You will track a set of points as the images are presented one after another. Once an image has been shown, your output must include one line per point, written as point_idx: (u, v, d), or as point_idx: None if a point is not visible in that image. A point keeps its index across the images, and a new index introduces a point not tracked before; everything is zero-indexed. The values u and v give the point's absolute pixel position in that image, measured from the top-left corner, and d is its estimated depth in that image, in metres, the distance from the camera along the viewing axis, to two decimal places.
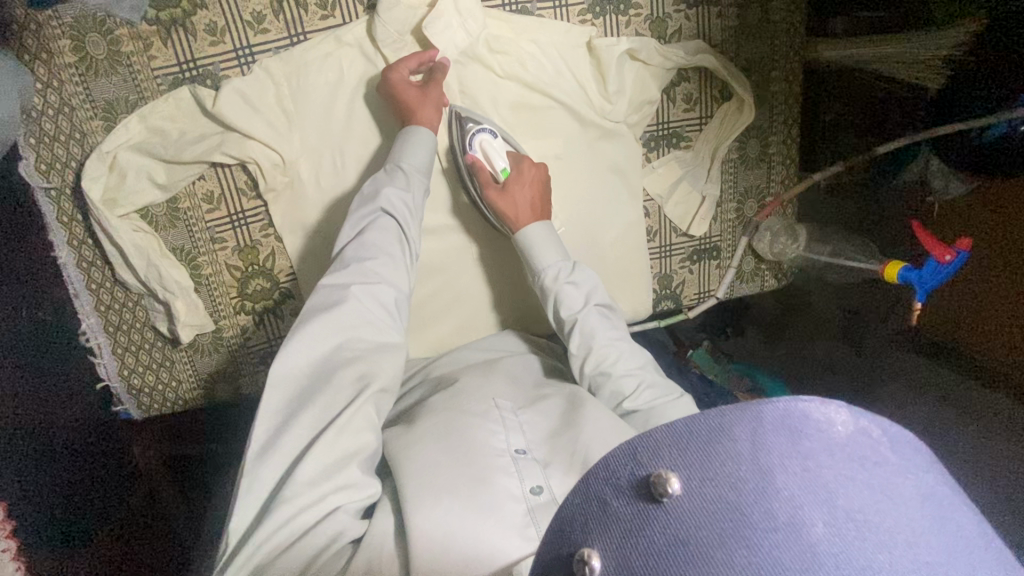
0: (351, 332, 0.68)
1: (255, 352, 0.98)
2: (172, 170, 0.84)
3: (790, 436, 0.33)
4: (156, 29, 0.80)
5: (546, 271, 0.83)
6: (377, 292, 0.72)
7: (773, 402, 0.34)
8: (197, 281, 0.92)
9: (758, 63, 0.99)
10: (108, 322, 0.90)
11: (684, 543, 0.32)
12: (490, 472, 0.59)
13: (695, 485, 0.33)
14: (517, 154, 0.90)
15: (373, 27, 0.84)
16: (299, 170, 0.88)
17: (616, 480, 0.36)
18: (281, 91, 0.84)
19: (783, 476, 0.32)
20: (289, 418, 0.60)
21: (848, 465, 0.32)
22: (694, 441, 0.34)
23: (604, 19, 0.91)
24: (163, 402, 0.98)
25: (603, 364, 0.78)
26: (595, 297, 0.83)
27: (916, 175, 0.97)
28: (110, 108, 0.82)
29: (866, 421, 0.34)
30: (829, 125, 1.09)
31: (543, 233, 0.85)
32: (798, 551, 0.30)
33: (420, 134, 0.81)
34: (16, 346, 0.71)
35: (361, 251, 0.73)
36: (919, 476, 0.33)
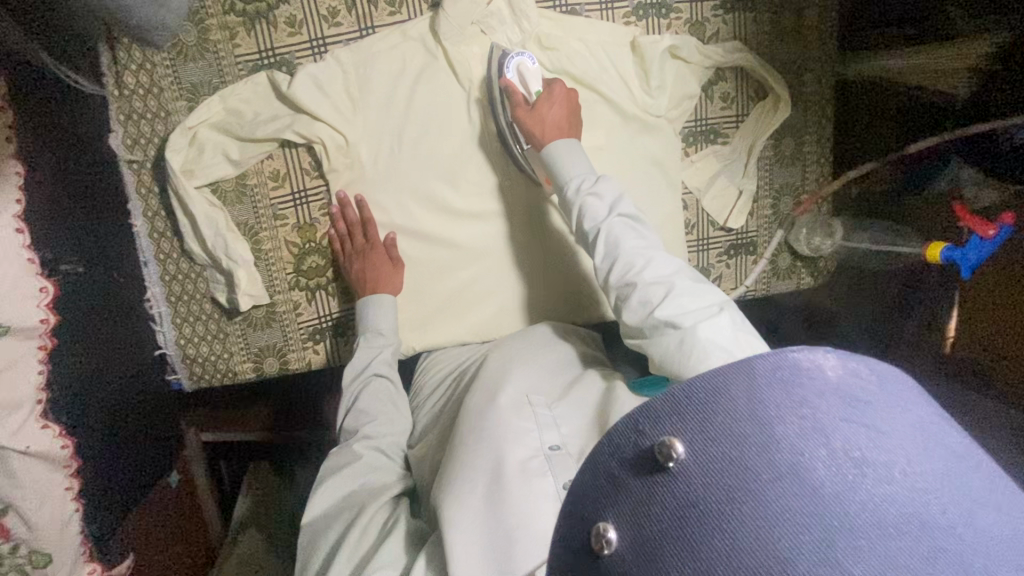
0: (363, 474, 0.77)
1: (305, 329, 1.01)
2: (244, 148, 0.91)
3: (785, 387, 0.40)
4: (242, 20, 0.88)
5: (571, 182, 0.82)
6: (378, 444, 0.82)
7: (765, 356, 0.41)
8: (257, 256, 0.96)
9: (792, 65, 1.04)
10: (171, 292, 0.95)
11: (695, 505, 0.38)
12: (524, 474, 0.65)
13: (697, 445, 0.39)
14: (549, 82, 0.91)
15: (435, 22, 0.91)
16: (360, 153, 0.94)
17: (621, 456, 0.42)
18: (348, 78, 0.91)
19: (781, 426, 0.38)
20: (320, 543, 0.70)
21: (841, 410, 0.38)
22: (691, 405, 0.40)
23: (647, 22, 0.98)
24: (213, 374, 0.99)
25: (630, 271, 0.74)
26: (621, 208, 0.79)
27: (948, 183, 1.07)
28: (194, 90, 0.89)
29: (853, 364, 0.41)
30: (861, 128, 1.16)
31: (570, 147, 0.85)
32: (803, 495, 0.36)
33: (386, 304, 0.93)
34: (85, 316, 0.76)
35: (358, 419, 0.84)
36: (905, 410, 0.39)
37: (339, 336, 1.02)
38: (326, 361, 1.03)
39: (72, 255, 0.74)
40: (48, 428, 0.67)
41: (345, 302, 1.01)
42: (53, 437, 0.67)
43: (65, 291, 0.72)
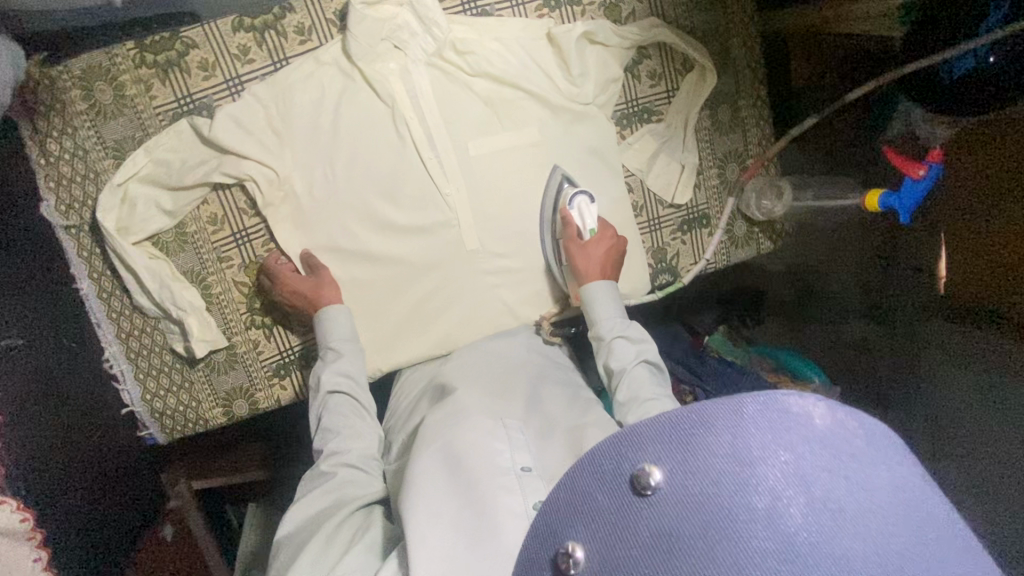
0: (337, 492, 0.75)
1: (269, 366, 1.01)
2: (177, 197, 0.91)
3: (772, 428, 0.40)
4: (154, 71, 0.88)
5: (603, 325, 0.90)
6: (350, 458, 0.80)
7: (755, 397, 0.41)
8: (208, 301, 0.97)
9: (715, 32, 1.03)
10: (129, 348, 0.96)
11: (667, 535, 0.39)
12: (493, 494, 0.65)
13: (677, 476, 0.40)
14: (605, 222, 0.99)
15: (346, 44, 0.91)
16: (293, 185, 0.94)
17: (599, 478, 0.42)
18: (269, 113, 0.91)
19: (765, 467, 0.39)
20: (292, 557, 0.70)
21: (825, 459, 0.39)
22: (677, 436, 0.41)
23: (560, 11, 0.98)
24: (184, 423, 1.00)
25: (646, 414, 0.78)
26: (646, 355, 0.88)
27: (903, 126, 1.10)
28: (119, 147, 0.89)
29: (843, 416, 0.42)
30: (806, 80, 1.22)
31: (607, 292, 0.93)
32: (777, 538, 0.37)
33: (340, 311, 0.92)
34: (36, 386, 0.77)
35: (327, 435, 0.82)
36: (890, 467, 0.41)
37: (303, 368, 1.02)
38: (295, 395, 1.03)
39: (14, 328, 0.75)
40: (4, 503, 0.65)
41: (304, 334, 1.01)
42: (12, 510, 0.65)
43: (7, 364, 0.73)
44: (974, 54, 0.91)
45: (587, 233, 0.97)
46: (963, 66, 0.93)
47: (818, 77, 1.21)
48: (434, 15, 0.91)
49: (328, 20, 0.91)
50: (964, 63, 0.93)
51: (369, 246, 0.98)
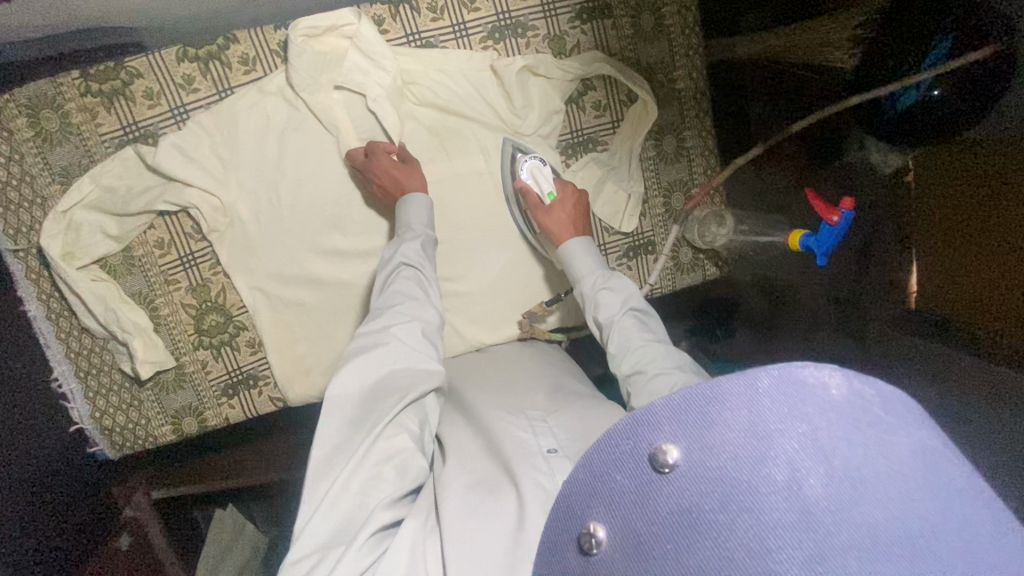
0: (395, 364, 0.77)
1: (217, 385, 1.03)
2: (124, 223, 0.94)
3: (787, 398, 0.41)
4: (100, 100, 0.90)
5: (586, 282, 0.91)
6: (413, 329, 0.80)
7: (768, 370, 0.42)
8: (157, 323, 0.99)
9: (659, 66, 1.05)
10: (78, 368, 0.98)
11: (688, 512, 0.41)
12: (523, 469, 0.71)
13: (695, 454, 0.41)
14: (563, 180, 1.01)
15: (289, 76, 0.93)
16: (238, 211, 0.96)
17: (616, 458, 0.45)
18: (214, 141, 0.93)
19: (780, 441, 0.40)
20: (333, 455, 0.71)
21: (842, 427, 0.39)
22: (692, 414, 0.42)
23: (505, 43, 0.99)
24: (133, 440, 1.02)
25: (640, 364, 0.82)
26: (632, 303, 0.88)
27: (858, 153, 1.18)
28: (66, 173, 0.92)
29: (859, 384, 0.41)
30: (762, 107, 1.25)
31: (581, 248, 0.93)
32: (797, 510, 0.38)
33: (418, 198, 0.92)
34: None
35: (391, 299, 0.83)
36: (907, 432, 0.41)
37: (251, 387, 1.04)
38: (243, 414, 1.05)
39: None
40: None
41: (252, 354, 1.03)
42: None
43: None
44: (918, 87, 0.97)
45: (545, 197, 0.99)
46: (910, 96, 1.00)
47: (775, 105, 1.23)
48: (375, 48, 0.93)
49: (272, 51, 0.93)
50: (910, 93, 0.99)
51: (315, 270, 1.00)
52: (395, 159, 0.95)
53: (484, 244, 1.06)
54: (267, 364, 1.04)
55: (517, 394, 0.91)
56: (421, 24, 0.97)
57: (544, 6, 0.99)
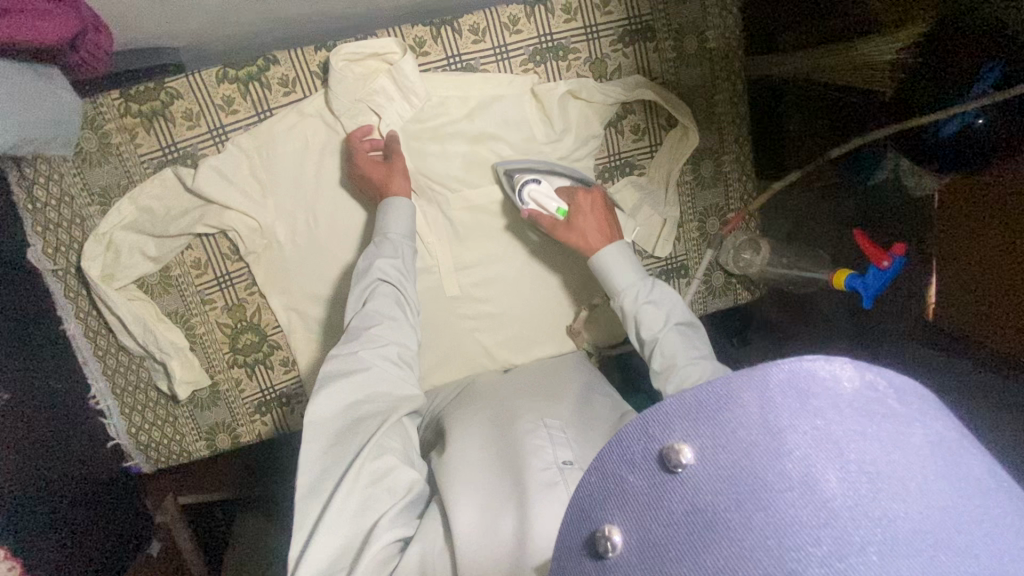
0: (371, 389, 0.76)
1: (250, 403, 1.04)
2: (162, 244, 0.94)
3: (798, 395, 0.36)
4: (139, 120, 0.89)
5: (626, 294, 0.85)
6: (391, 352, 0.79)
7: (778, 365, 0.37)
8: (193, 341, 0.99)
9: (701, 90, 1.03)
10: (115, 385, 0.99)
11: (701, 511, 0.37)
12: (535, 484, 0.69)
13: (707, 452, 0.37)
14: (569, 189, 0.93)
15: (329, 98, 0.92)
16: (276, 233, 0.96)
17: (629, 458, 0.40)
18: (253, 163, 0.93)
19: (793, 436, 0.36)
20: (325, 470, 0.70)
21: (857, 421, 0.35)
22: (704, 411, 0.38)
23: (545, 66, 0.98)
24: (169, 454, 1.04)
25: (687, 381, 0.76)
26: (676, 317, 0.83)
27: (891, 173, 1.11)
28: (104, 194, 0.91)
29: (873, 375, 0.37)
30: (797, 121, 1.22)
31: (617, 255, 0.87)
32: (814, 507, 0.34)
33: (399, 204, 0.89)
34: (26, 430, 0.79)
35: (367, 320, 0.80)
36: (927, 423, 0.36)
37: (283, 406, 1.05)
38: (275, 431, 1.06)
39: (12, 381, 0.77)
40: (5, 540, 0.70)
41: (285, 373, 1.04)
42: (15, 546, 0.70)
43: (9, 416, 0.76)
44: (962, 117, 0.96)
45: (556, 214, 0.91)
46: (954, 126, 0.97)
47: (811, 119, 1.21)
48: (413, 79, 0.92)
49: (312, 73, 0.92)
50: (954, 123, 0.97)
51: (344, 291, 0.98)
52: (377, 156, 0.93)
53: (517, 267, 1.06)
54: (299, 383, 1.04)
55: (524, 400, 0.89)
56: (462, 46, 0.95)
57: (587, 29, 0.97)
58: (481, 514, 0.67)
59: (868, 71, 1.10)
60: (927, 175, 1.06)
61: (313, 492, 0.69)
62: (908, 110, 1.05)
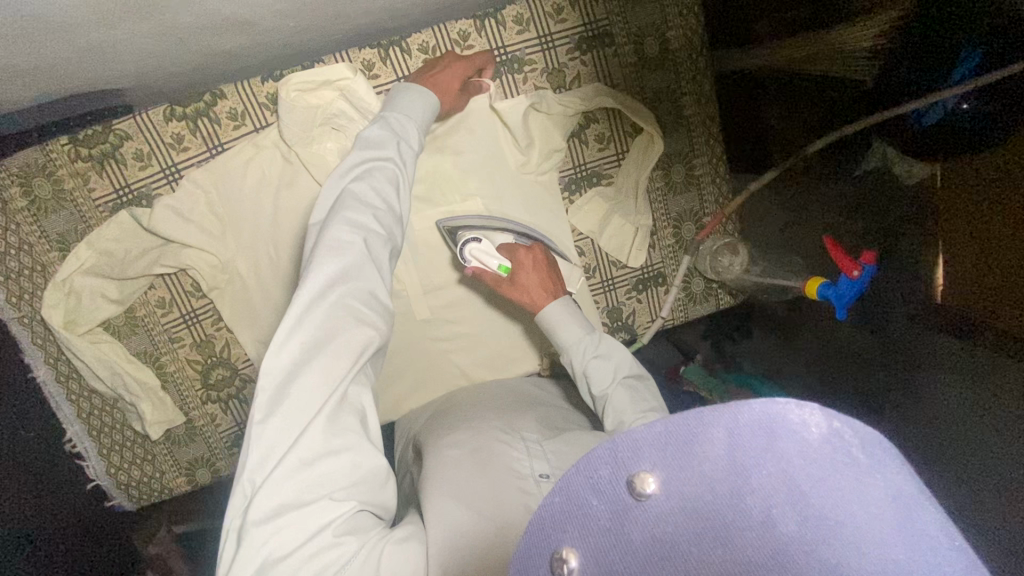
0: (352, 311, 0.64)
1: (227, 436, 1.04)
2: (124, 286, 0.93)
3: (765, 437, 0.35)
4: (91, 164, 0.89)
5: (574, 351, 0.82)
6: (374, 279, 0.67)
7: (751, 404, 0.35)
8: (164, 380, 0.99)
9: (665, 93, 1.00)
10: (92, 427, 0.98)
11: (662, 543, 0.35)
12: (510, 488, 0.65)
13: (674, 485, 0.35)
14: (510, 245, 0.91)
15: (282, 129, 0.90)
16: (238, 267, 0.95)
17: (595, 482, 0.37)
18: (210, 198, 0.91)
19: (758, 476, 0.35)
20: (290, 383, 0.59)
21: (820, 467, 0.34)
22: (676, 441, 0.36)
23: (501, 81, 0.96)
24: (149, 492, 1.03)
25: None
26: (625, 370, 0.80)
27: (877, 163, 1.04)
28: (63, 240, 0.91)
29: (839, 423, 0.35)
30: (775, 112, 1.15)
31: (563, 312, 0.84)
32: (769, 548, 0.33)
33: (425, 111, 0.84)
34: None
35: (351, 230, 0.67)
36: (886, 475, 0.35)
37: None
38: None
39: None
40: None
41: None
42: None
43: None
44: (946, 100, 0.87)
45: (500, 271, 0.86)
46: (931, 118, 0.91)
47: (790, 113, 1.14)
48: (369, 102, 0.90)
49: (262, 105, 0.91)
50: (932, 113, 0.90)
51: None
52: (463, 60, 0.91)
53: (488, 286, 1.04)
54: None
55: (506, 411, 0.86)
56: (413, 66, 0.93)
57: (541, 39, 0.94)
58: (457, 517, 0.62)
59: (847, 58, 1.01)
60: (914, 161, 0.99)
61: (278, 401, 0.58)
62: (885, 98, 0.97)
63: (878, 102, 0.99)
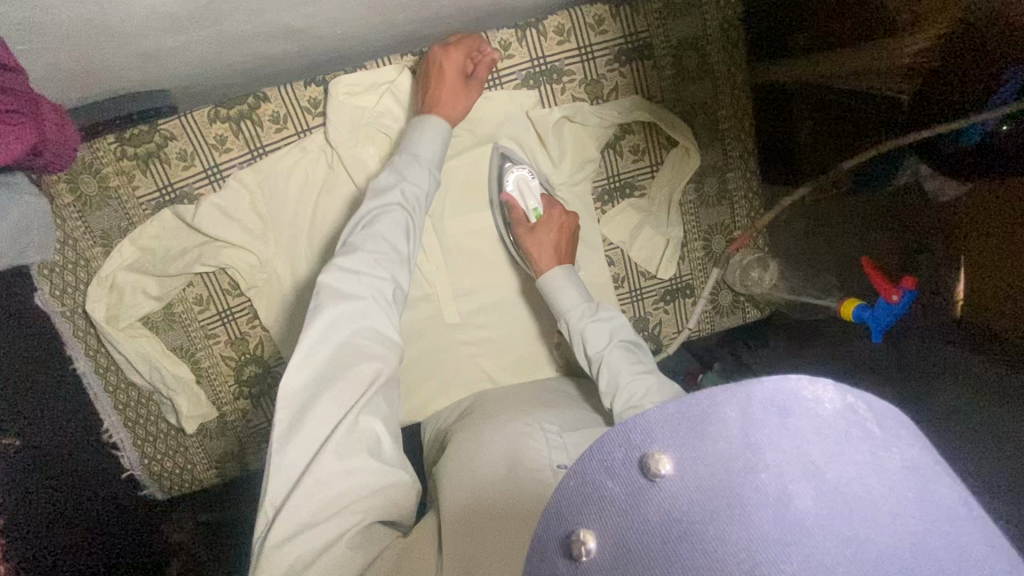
0: (361, 342, 0.68)
1: (257, 431, 1.06)
2: (164, 283, 0.95)
3: (780, 412, 0.36)
4: (135, 163, 0.91)
5: (571, 314, 0.83)
6: (385, 305, 0.71)
7: (762, 381, 0.36)
8: (198, 374, 1.01)
9: (702, 106, 1.00)
10: (127, 417, 1.01)
11: (676, 520, 0.35)
12: (523, 480, 0.64)
13: (686, 463, 0.36)
14: (552, 199, 0.93)
15: (327, 132, 0.91)
16: (276, 267, 0.96)
17: (608, 465, 0.38)
18: (254, 198, 0.93)
19: (774, 452, 0.35)
20: (304, 413, 0.62)
21: (836, 441, 0.35)
22: (687, 422, 0.36)
23: (539, 90, 0.96)
24: (180, 483, 1.07)
25: (633, 399, 0.74)
26: (621, 334, 0.81)
27: (910, 178, 1.03)
28: (107, 236, 0.93)
29: (852, 397, 0.36)
30: (808, 127, 1.16)
31: (563, 279, 0.86)
32: (788, 524, 0.33)
33: (437, 128, 0.83)
34: (42, 474, 0.81)
35: (364, 262, 0.71)
36: (902, 447, 0.36)
37: None
38: None
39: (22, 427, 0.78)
40: None
41: None
42: None
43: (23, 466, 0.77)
44: (984, 122, 0.87)
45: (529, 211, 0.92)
46: (976, 134, 0.89)
47: (823, 128, 1.14)
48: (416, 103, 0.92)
49: (303, 108, 0.92)
50: (976, 130, 0.89)
51: None
52: (467, 72, 0.88)
53: (516, 291, 1.05)
54: None
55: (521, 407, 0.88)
56: None
57: (581, 50, 0.95)
58: (466, 508, 0.64)
59: (890, 69, 0.98)
60: (948, 178, 0.96)
61: (293, 430, 0.62)
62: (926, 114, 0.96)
63: (919, 120, 0.98)
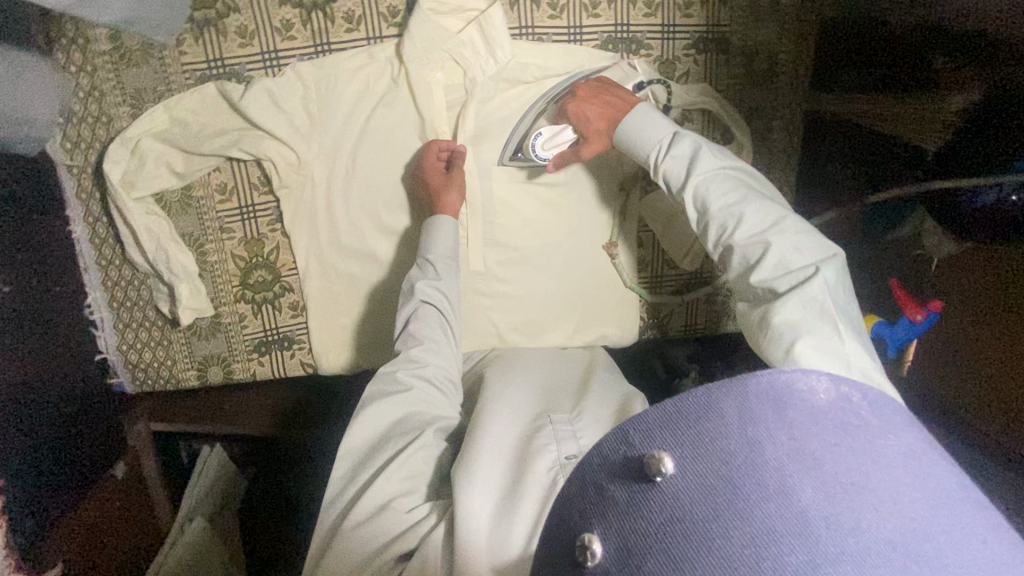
0: (411, 409, 0.75)
1: (250, 341, 1.00)
2: (190, 161, 0.89)
3: (775, 405, 0.41)
4: (189, 27, 0.85)
5: (652, 148, 0.79)
6: (427, 373, 0.78)
7: (756, 376, 0.43)
8: (203, 267, 0.95)
9: (760, 110, 1.03)
10: (113, 297, 0.94)
11: (680, 518, 0.39)
12: (535, 480, 0.65)
13: (686, 462, 0.41)
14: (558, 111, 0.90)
15: (400, 46, 0.88)
16: (313, 172, 0.92)
17: (610, 465, 0.43)
18: (308, 95, 0.88)
19: (771, 447, 0.40)
20: (358, 471, 0.71)
21: (830, 432, 0.40)
22: (683, 420, 0.42)
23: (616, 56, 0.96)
24: (156, 379, 0.99)
25: (728, 225, 0.69)
26: (702, 163, 0.74)
27: (913, 231, 0.95)
28: (137, 96, 0.87)
29: (845, 388, 0.43)
30: (837, 161, 1.08)
31: (646, 109, 0.81)
32: (791, 515, 0.37)
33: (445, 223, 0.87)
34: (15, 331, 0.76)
35: (408, 340, 0.80)
36: (896, 434, 0.41)
37: (283, 348, 1.01)
38: (270, 373, 1.03)
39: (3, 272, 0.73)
40: None
41: (291, 318, 1.00)
42: None
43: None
44: (998, 187, 0.80)
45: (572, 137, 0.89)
46: (985, 199, 0.82)
47: (847, 166, 1.06)
48: (501, 41, 0.89)
49: (381, 14, 0.88)
50: (986, 194, 0.81)
51: (376, 247, 0.96)
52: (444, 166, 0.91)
53: (541, 252, 1.03)
54: (305, 330, 1.01)
55: (526, 381, 0.87)
56: (538, 19, 0.93)
57: (664, 26, 0.96)
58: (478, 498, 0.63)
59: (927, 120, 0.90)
60: (947, 235, 0.89)
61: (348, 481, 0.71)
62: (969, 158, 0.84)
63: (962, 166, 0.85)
